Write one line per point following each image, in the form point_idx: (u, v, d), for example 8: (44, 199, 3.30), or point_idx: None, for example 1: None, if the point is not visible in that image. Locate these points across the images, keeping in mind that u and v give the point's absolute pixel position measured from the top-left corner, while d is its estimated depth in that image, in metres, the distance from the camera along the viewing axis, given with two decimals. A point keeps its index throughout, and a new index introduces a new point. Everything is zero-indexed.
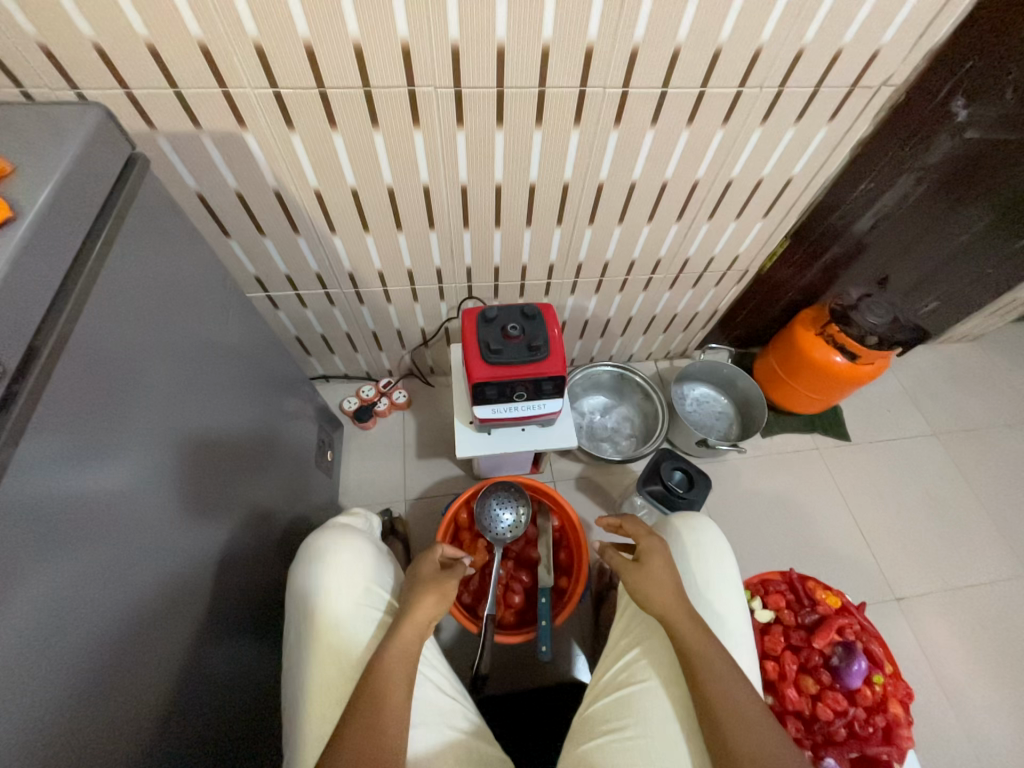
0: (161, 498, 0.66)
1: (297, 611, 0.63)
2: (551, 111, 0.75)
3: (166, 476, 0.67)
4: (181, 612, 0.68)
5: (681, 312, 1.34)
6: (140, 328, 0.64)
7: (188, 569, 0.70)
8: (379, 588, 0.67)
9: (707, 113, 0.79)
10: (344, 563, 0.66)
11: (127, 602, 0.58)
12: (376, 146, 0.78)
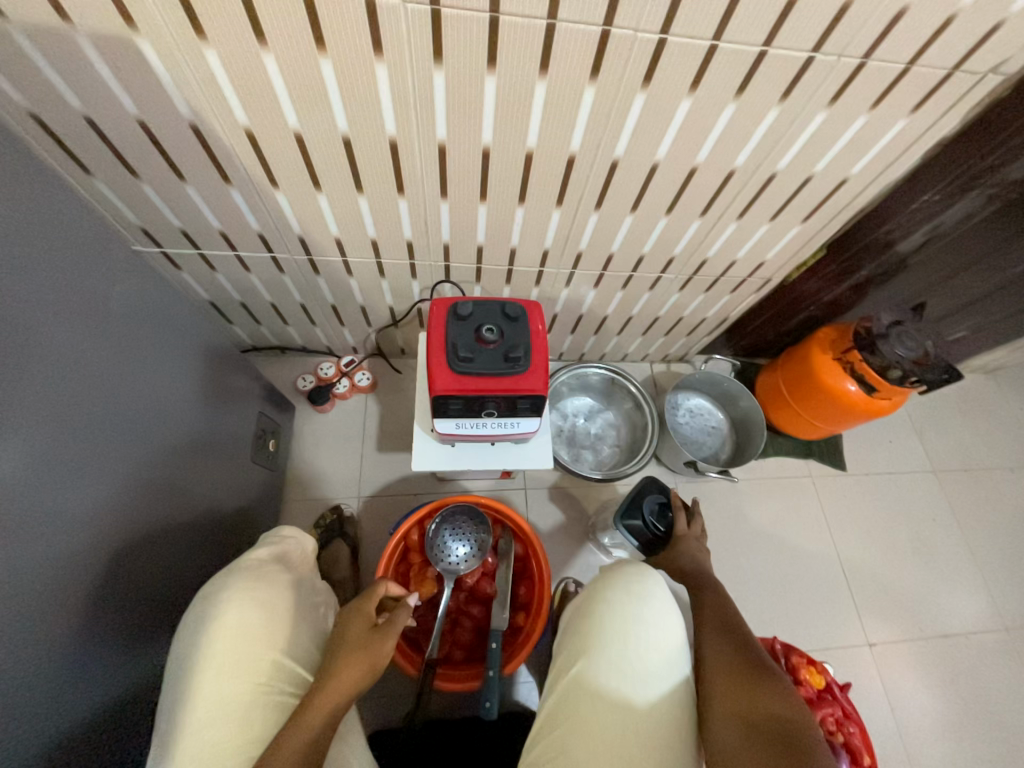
0: (29, 522, 0.51)
1: (175, 687, 0.49)
2: (562, 57, 0.57)
3: (38, 491, 0.52)
4: (65, 661, 0.55)
5: (689, 316, 1.18)
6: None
7: (75, 606, 0.56)
8: (290, 660, 0.54)
9: (764, 83, 0.61)
10: (245, 623, 0.53)
11: None
12: (325, 78, 0.58)
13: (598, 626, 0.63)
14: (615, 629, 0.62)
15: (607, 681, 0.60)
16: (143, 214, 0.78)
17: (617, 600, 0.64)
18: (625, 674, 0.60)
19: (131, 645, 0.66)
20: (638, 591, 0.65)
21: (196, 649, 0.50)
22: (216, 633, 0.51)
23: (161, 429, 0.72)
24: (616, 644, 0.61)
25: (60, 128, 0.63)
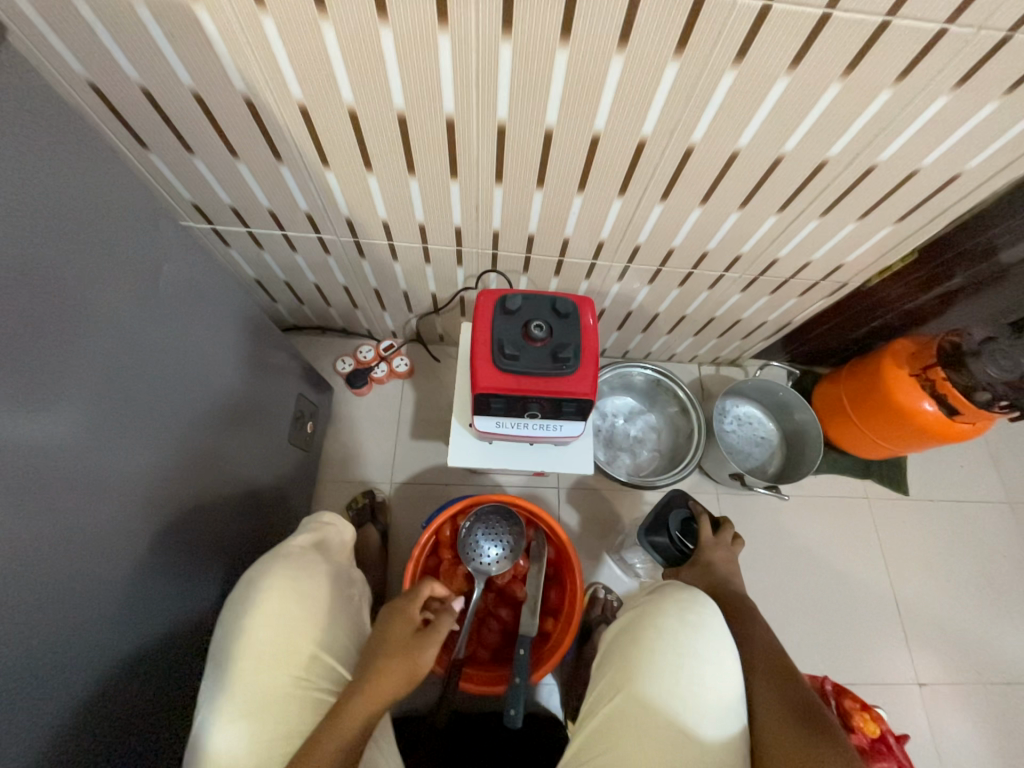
0: (70, 499, 0.51)
1: (215, 672, 0.49)
2: (645, 28, 0.50)
3: (79, 469, 0.52)
4: (100, 633, 0.56)
5: (747, 318, 1.09)
6: (43, 256, 0.47)
7: (109, 581, 0.57)
8: (327, 655, 0.53)
9: (880, 60, 0.52)
10: (282, 616, 0.52)
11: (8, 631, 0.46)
12: (385, 50, 0.54)
13: (648, 654, 0.59)
14: (667, 661, 0.58)
15: (656, 714, 0.56)
16: (195, 191, 0.77)
17: (670, 630, 0.60)
18: (679, 711, 0.56)
19: (172, 616, 0.68)
20: (694, 621, 0.60)
21: (234, 639, 0.50)
22: (255, 624, 0.51)
23: (200, 409, 0.72)
24: (667, 676, 0.57)
25: (119, 100, 0.62)
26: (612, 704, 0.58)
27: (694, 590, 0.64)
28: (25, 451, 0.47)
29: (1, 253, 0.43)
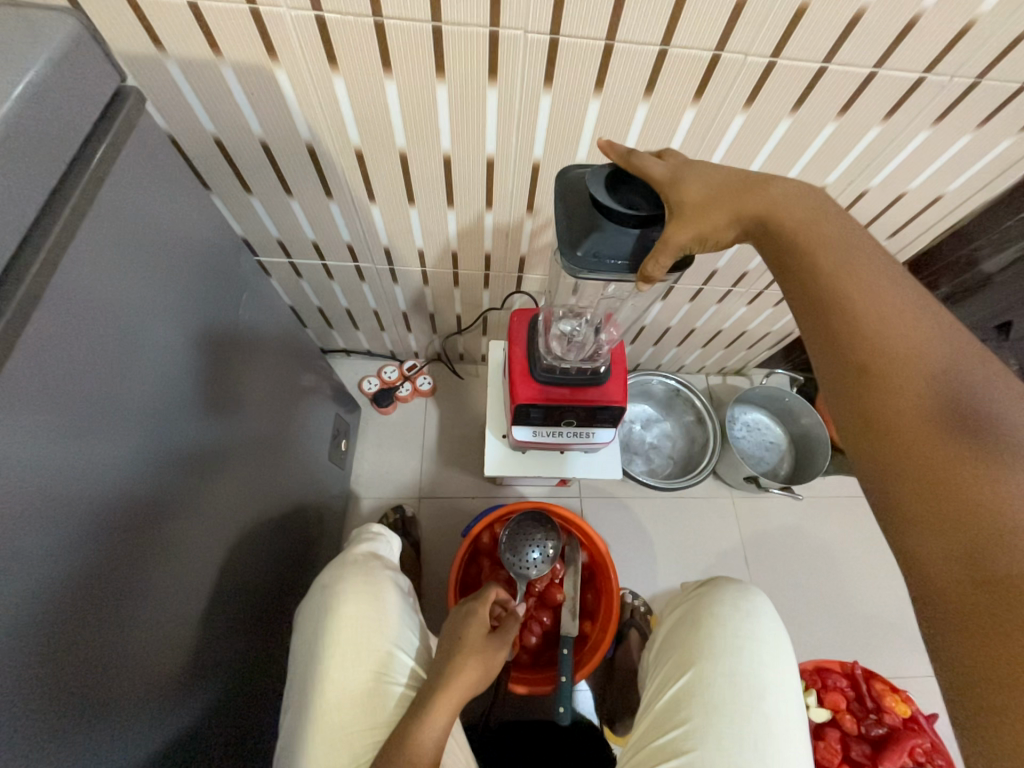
0: (148, 517, 0.53)
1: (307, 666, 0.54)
2: (667, 80, 0.58)
3: (153, 490, 0.54)
4: (176, 641, 0.58)
5: (753, 330, 1.17)
6: (154, 292, 0.53)
7: (183, 594, 0.59)
8: (403, 654, 0.57)
9: (871, 102, 0.60)
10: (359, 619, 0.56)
11: (120, 631, 0.50)
12: (438, 103, 0.62)
13: (706, 635, 0.63)
14: (726, 643, 0.62)
15: (723, 692, 0.60)
16: (246, 226, 0.83)
17: (727, 615, 0.64)
18: (742, 682, 0.60)
19: (234, 627, 0.71)
20: (747, 607, 0.64)
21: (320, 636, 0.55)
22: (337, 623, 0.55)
23: (245, 433, 0.73)
24: (729, 655, 0.61)
25: (189, 148, 0.69)
26: (680, 683, 0.62)
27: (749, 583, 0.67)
28: (112, 472, 0.48)
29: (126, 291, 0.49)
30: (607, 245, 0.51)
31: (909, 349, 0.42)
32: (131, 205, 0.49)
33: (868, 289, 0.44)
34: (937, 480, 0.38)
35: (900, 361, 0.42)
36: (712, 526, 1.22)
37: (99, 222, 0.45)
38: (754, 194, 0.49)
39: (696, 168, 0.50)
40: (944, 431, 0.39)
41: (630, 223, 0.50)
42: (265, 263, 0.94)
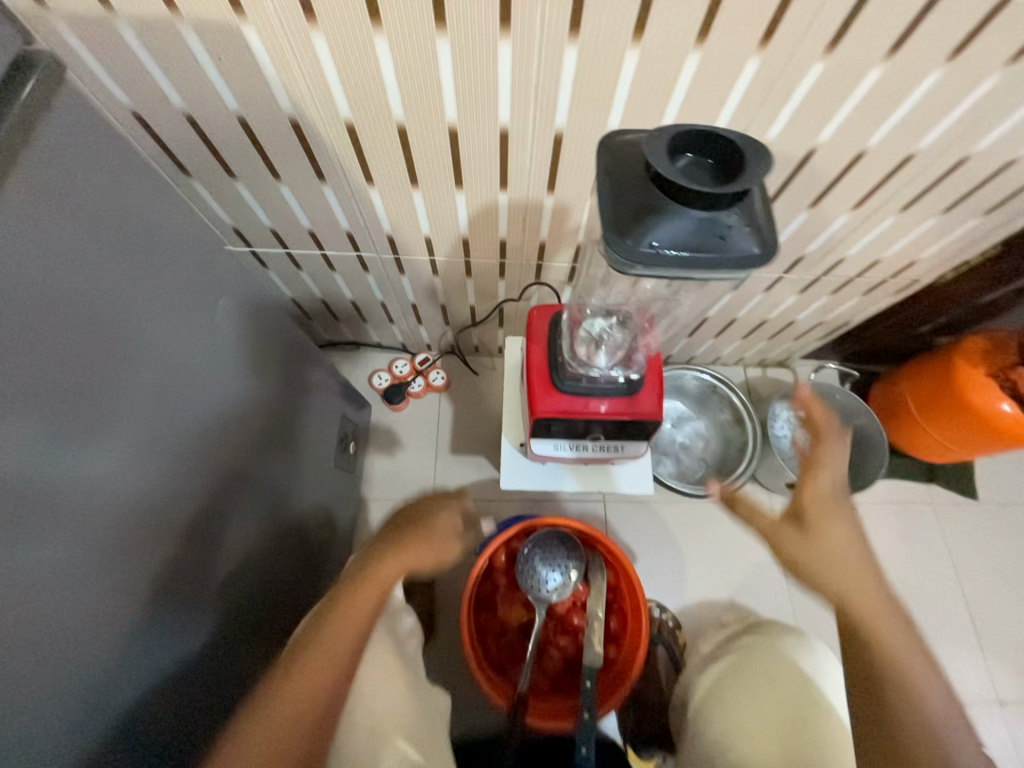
0: (128, 561, 0.46)
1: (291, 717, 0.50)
2: (727, 22, 0.46)
3: (134, 529, 0.47)
4: (169, 688, 0.53)
5: (802, 320, 1.04)
6: (144, 299, 0.48)
7: (177, 634, 0.54)
8: None
9: (992, 43, 0.47)
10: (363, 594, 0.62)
11: (131, 666, 0.47)
12: (440, 63, 0.51)
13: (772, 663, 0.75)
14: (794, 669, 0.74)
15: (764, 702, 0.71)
16: (236, 215, 0.75)
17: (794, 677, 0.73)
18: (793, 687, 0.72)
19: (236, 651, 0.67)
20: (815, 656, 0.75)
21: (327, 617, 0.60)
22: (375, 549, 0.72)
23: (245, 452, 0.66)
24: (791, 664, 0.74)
25: (162, 128, 0.60)
26: (712, 688, 0.77)
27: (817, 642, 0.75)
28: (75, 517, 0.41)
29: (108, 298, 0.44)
30: (663, 233, 0.37)
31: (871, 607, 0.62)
32: (83, 199, 0.41)
33: (843, 532, 0.66)
34: (863, 693, 0.61)
35: (874, 612, 0.62)
36: (749, 534, 1.12)
37: (39, 222, 0.38)
38: (807, 498, 0.70)
39: (838, 531, 0.66)
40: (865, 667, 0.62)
41: (694, 203, 0.37)
42: (260, 254, 0.86)
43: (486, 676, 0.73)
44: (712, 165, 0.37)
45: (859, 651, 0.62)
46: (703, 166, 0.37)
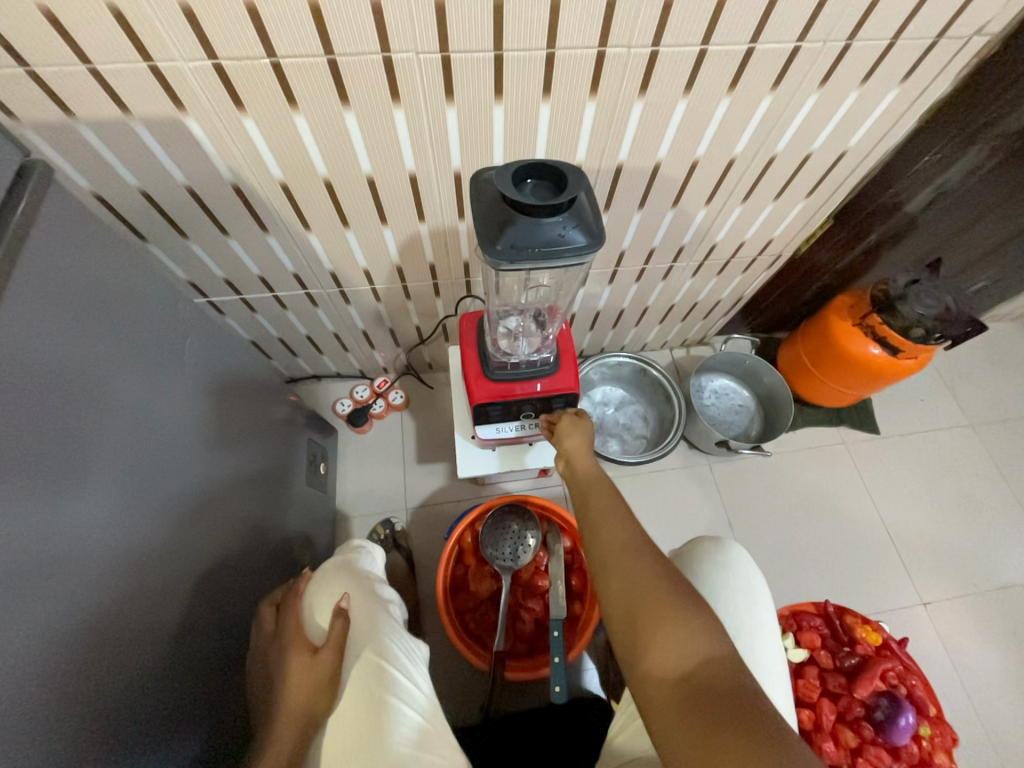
0: (126, 567, 0.55)
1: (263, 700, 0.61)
2: (561, 80, 0.61)
3: (126, 551, 0.56)
4: (157, 669, 0.59)
5: (703, 300, 1.21)
6: (182, 344, 0.71)
7: (171, 619, 0.62)
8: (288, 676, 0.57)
9: (755, 75, 0.64)
10: (293, 681, 0.56)
11: (223, 574, 0.74)
12: (349, 129, 0.64)
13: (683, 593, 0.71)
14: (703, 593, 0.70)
15: None
16: (191, 271, 0.85)
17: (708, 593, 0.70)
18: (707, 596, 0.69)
19: (228, 653, 0.73)
20: (718, 584, 0.70)
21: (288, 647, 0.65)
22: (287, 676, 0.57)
23: (225, 450, 0.78)
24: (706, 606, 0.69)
25: (119, 203, 0.70)
26: None
27: (716, 551, 0.73)
28: (57, 532, 0.48)
29: (147, 338, 0.64)
30: (522, 251, 0.49)
31: (717, 642, 0.50)
32: (55, 261, 0.51)
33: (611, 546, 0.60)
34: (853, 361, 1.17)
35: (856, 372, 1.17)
36: (695, 495, 1.27)
37: (27, 286, 0.47)
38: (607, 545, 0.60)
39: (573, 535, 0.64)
40: (737, 708, 0.45)
41: (541, 213, 0.49)
42: (216, 304, 0.96)
43: (464, 643, 0.84)
44: (585, 233, 0.50)
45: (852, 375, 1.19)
46: (521, 191, 0.50)
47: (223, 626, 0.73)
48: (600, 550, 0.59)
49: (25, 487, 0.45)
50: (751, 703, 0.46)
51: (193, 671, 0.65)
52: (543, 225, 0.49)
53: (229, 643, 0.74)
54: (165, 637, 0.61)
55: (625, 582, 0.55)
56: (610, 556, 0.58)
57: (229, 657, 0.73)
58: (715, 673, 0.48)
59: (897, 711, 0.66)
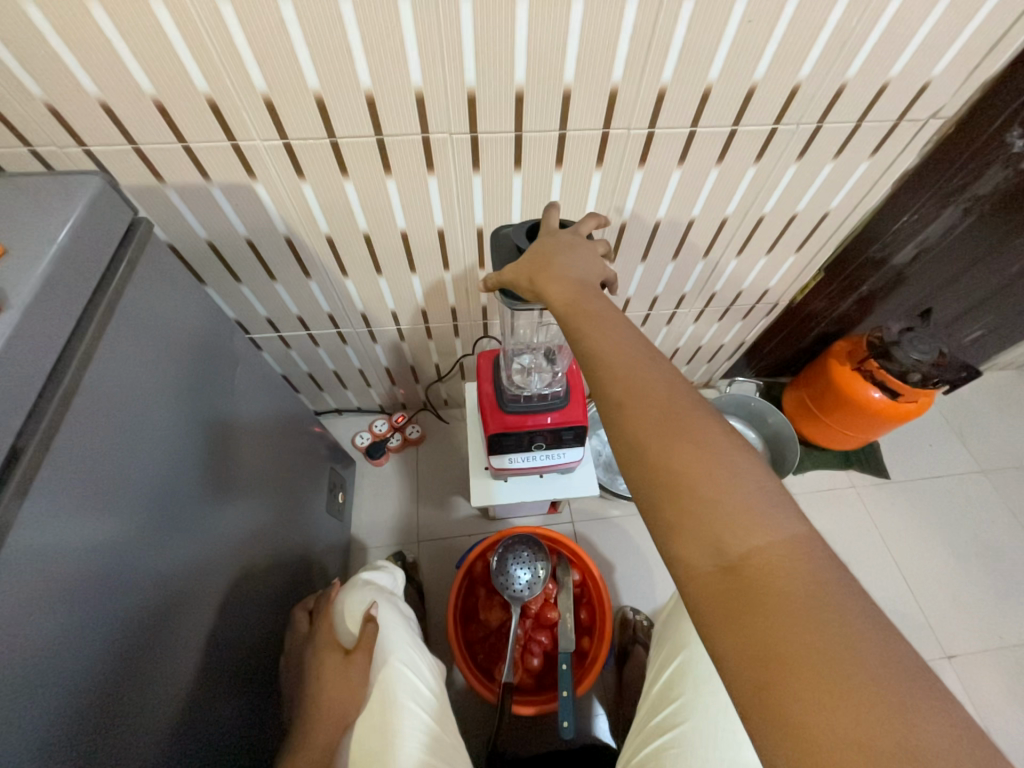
0: (169, 575, 0.60)
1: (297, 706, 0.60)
2: (571, 154, 0.71)
3: (170, 561, 0.61)
4: (186, 681, 0.61)
5: (707, 344, 1.27)
6: (228, 374, 0.79)
7: (200, 632, 0.65)
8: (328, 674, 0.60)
9: (739, 150, 0.74)
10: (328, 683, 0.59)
11: (247, 593, 0.78)
12: (389, 192, 0.74)
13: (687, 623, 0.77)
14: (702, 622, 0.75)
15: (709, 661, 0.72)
16: (239, 309, 0.96)
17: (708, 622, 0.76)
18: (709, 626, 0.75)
19: (246, 672, 0.75)
20: None
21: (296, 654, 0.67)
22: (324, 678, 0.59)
23: (256, 474, 0.84)
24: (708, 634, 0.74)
25: (188, 251, 0.81)
26: (672, 669, 0.74)
27: None
28: (122, 538, 0.53)
29: (202, 368, 0.72)
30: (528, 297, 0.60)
31: (817, 573, 0.36)
32: (140, 298, 0.60)
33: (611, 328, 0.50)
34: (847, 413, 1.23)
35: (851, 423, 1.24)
36: None
37: (121, 320, 0.56)
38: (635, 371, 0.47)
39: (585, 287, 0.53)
40: (859, 668, 0.32)
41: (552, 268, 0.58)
42: (257, 340, 1.05)
43: (473, 673, 0.84)
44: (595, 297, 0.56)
45: (847, 425, 1.25)
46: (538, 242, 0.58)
47: (243, 644, 0.75)
48: (650, 495, 0.42)
49: (100, 493, 0.51)
50: (826, 608, 0.34)
51: (214, 685, 0.67)
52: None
53: (246, 662, 0.76)
54: (194, 649, 0.64)
55: (676, 532, 0.40)
56: (648, 475, 0.42)
57: (246, 675, 0.75)
58: (773, 554, 0.37)
59: None
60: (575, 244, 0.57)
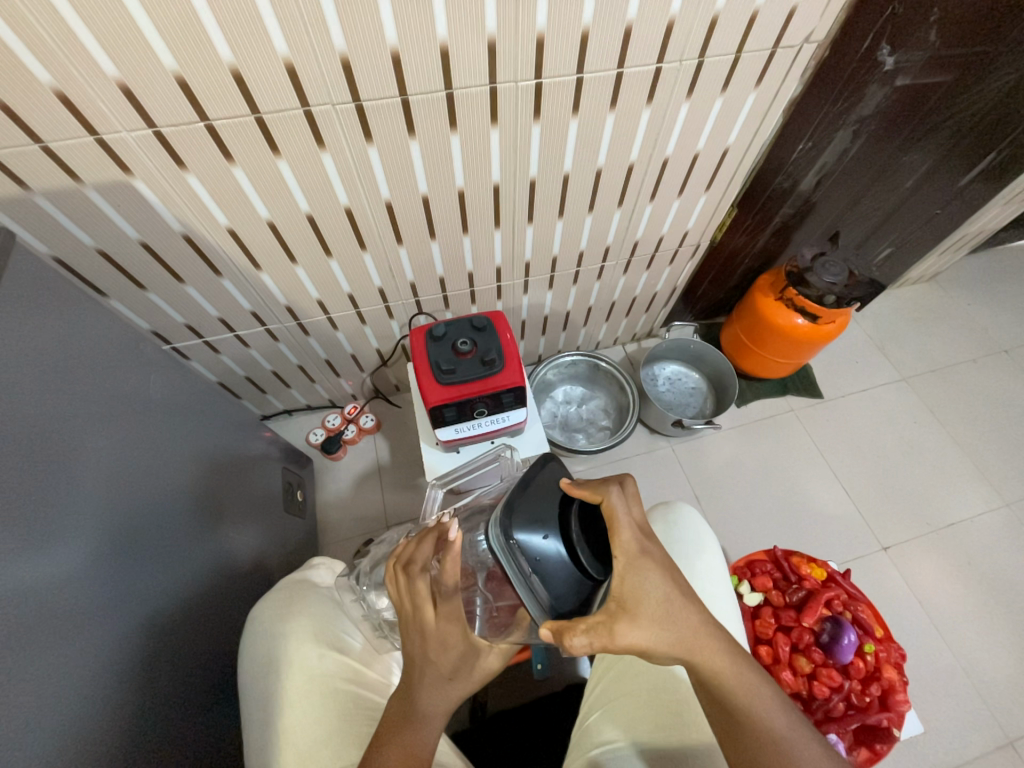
0: (117, 593, 0.59)
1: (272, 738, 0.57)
2: (464, 113, 0.70)
3: (115, 580, 0.60)
4: (152, 693, 0.62)
5: (641, 294, 1.31)
6: (150, 384, 0.76)
7: (159, 646, 0.65)
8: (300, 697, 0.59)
9: (630, 93, 0.75)
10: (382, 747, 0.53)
11: (211, 599, 0.78)
12: (283, 173, 0.72)
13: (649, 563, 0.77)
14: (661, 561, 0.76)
15: None
16: (153, 319, 0.91)
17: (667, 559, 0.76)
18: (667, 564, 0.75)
19: (219, 678, 0.76)
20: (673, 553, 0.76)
21: (271, 656, 0.62)
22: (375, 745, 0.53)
23: (202, 483, 0.82)
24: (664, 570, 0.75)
25: (80, 263, 0.77)
26: None
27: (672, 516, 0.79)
28: (46, 574, 0.51)
29: (117, 381, 0.69)
30: (533, 535, 0.51)
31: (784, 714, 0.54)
32: (18, 315, 0.56)
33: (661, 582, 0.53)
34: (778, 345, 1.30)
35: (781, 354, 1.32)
36: (661, 476, 1.34)
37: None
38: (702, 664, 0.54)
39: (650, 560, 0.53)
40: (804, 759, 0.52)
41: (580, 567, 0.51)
42: (180, 349, 1.01)
43: None
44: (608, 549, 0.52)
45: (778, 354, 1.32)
46: (609, 556, 0.52)
47: (212, 651, 0.75)
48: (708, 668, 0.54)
49: (18, 519, 0.50)
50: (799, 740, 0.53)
51: (184, 694, 0.68)
52: (570, 569, 0.50)
53: (218, 669, 0.76)
54: (158, 662, 0.64)
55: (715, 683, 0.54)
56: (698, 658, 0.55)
57: (221, 679, 0.76)
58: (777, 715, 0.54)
59: (844, 635, 0.80)
60: (651, 564, 0.53)
